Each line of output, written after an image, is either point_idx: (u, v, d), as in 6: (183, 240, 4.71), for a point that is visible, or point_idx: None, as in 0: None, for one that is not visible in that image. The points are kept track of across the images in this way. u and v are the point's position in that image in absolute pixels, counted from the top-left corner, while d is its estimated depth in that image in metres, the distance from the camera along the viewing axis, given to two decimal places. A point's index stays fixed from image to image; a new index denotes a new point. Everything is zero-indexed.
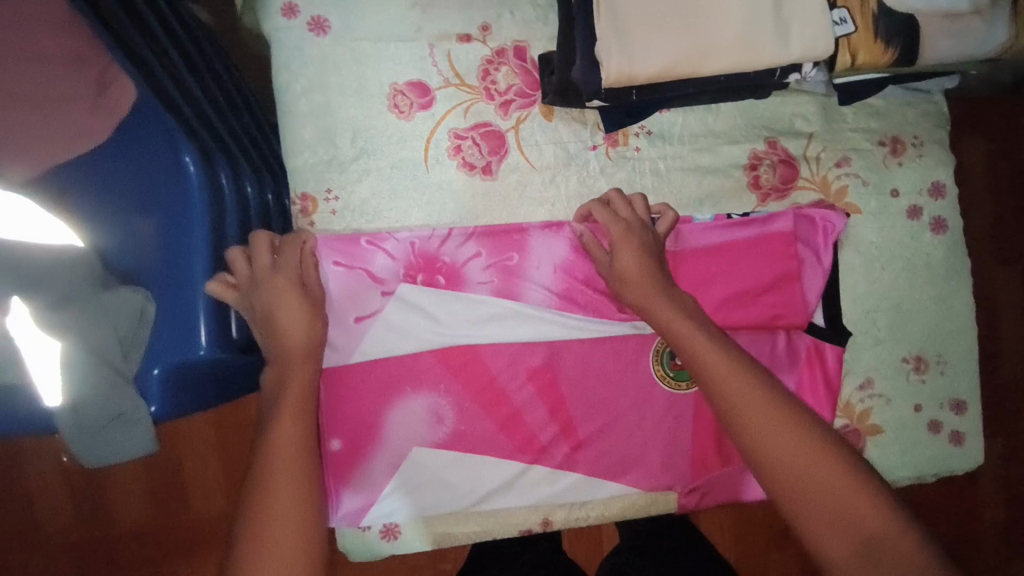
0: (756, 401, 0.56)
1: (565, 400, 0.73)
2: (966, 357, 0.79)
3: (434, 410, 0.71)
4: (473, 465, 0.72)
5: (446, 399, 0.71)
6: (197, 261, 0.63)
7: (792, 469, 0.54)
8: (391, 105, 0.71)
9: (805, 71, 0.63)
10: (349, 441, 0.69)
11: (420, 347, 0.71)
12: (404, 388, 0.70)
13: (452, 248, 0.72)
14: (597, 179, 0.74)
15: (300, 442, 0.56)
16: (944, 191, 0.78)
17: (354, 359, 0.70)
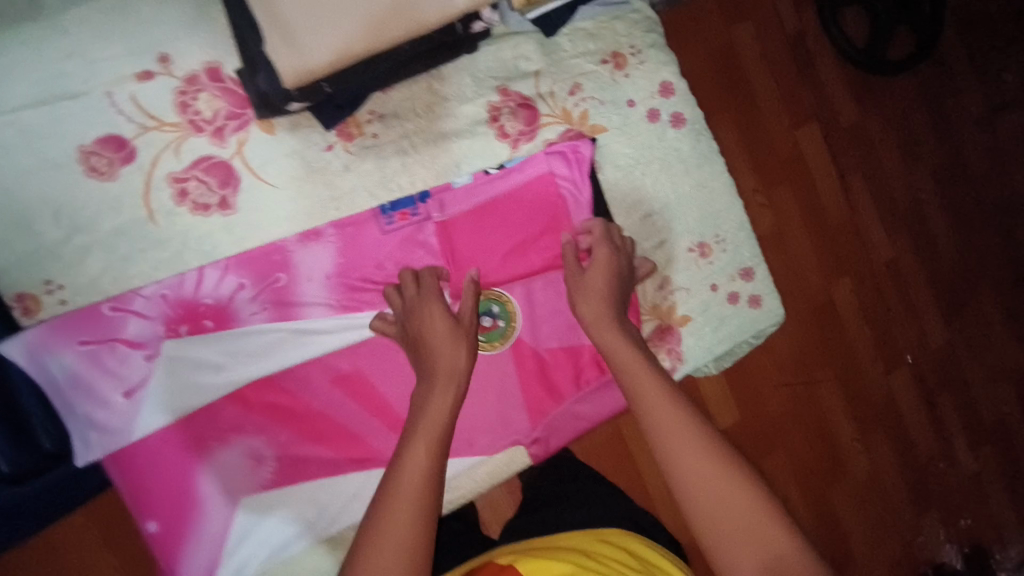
0: (681, 432, 0.62)
1: (379, 397, 0.74)
2: (742, 229, 0.87)
3: (250, 452, 0.70)
4: (307, 490, 0.72)
5: (261, 439, 0.70)
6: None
7: (711, 494, 0.58)
8: (88, 169, 0.64)
9: (486, 17, 0.63)
10: (172, 517, 0.68)
11: (210, 398, 0.68)
12: (210, 442, 0.69)
13: (210, 288, 0.68)
14: (345, 177, 0.71)
15: (423, 474, 0.57)
16: (672, 89, 0.82)
17: (137, 436, 0.67)
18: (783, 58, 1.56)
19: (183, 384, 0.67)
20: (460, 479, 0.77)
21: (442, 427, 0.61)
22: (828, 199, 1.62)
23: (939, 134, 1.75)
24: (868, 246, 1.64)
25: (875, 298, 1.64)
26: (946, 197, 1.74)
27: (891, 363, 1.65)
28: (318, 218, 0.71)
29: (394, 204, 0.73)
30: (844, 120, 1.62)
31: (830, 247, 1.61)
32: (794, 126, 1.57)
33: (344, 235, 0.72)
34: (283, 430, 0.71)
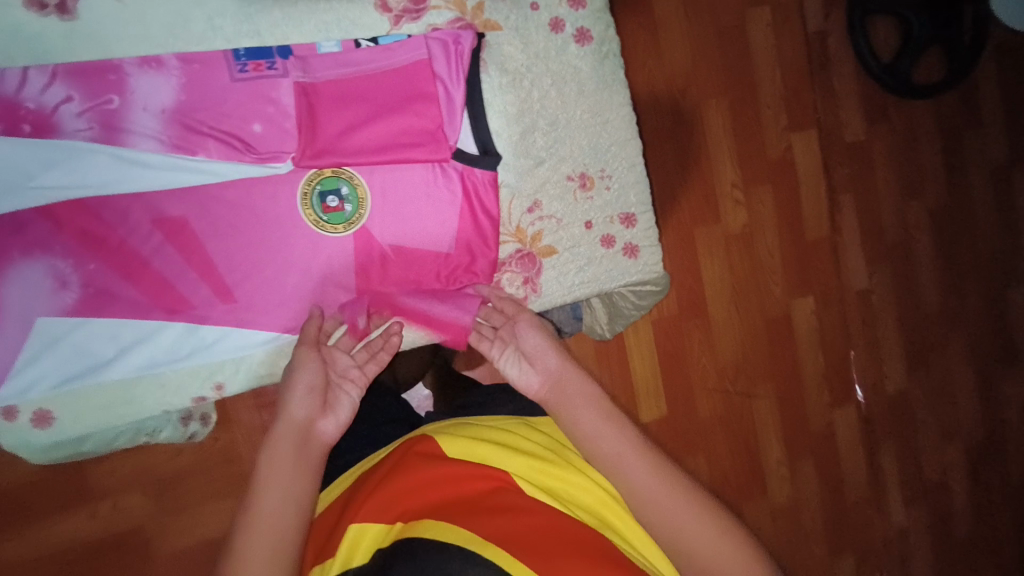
0: (616, 438, 0.57)
1: (198, 248, 0.71)
2: (630, 170, 0.81)
3: (55, 274, 0.68)
4: (108, 324, 0.69)
5: (68, 260, 0.68)
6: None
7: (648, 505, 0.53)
8: None
9: None
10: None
11: (20, 205, 0.67)
12: (12, 251, 0.66)
13: (33, 93, 0.65)
14: (198, 11, 0.67)
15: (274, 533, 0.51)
16: (584, 1, 0.77)
17: None
18: (793, 53, 1.41)
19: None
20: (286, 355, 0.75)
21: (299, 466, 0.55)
22: (811, 207, 1.45)
23: (951, 172, 1.55)
24: (841, 270, 1.49)
25: (833, 328, 1.50)
26: (948, 242, 1.57)
27: (839, 399, 1.51)
28: (162, 46, 0.67)
29: (251, 52, 0.69)
30: (848, 134, 1.48)
31: (799, 262, 1.46)
32: (792, 129, 1.42)
33: (189, 72, 0.68)
34: (92, 258, 0.68)
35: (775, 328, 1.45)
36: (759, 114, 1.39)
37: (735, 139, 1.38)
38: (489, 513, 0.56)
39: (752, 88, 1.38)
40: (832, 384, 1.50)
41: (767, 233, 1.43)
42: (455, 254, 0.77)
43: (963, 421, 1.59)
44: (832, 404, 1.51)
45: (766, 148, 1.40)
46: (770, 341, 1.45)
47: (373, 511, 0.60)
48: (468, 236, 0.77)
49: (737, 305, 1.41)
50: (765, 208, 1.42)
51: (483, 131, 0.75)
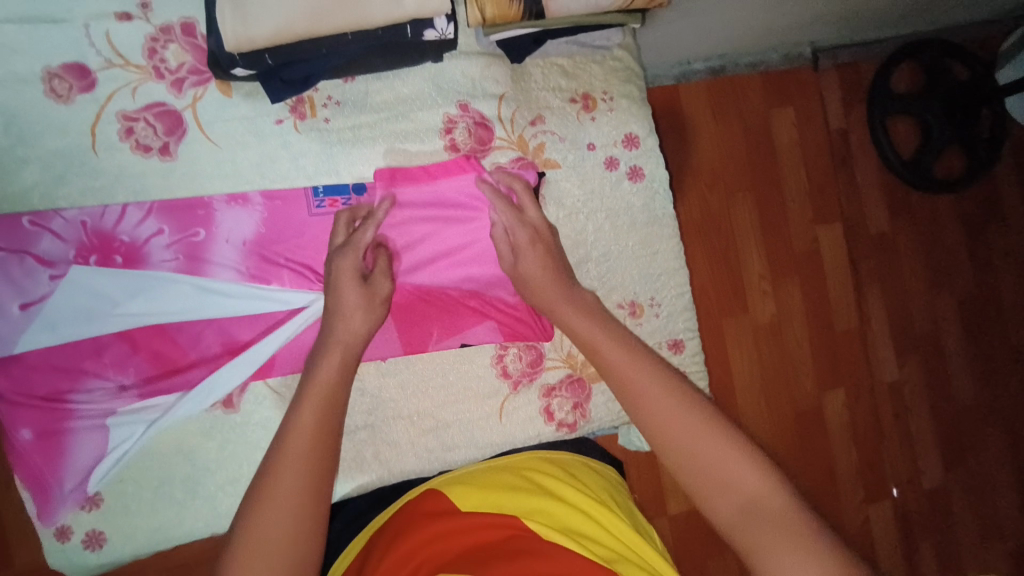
0: (624, 357, 0.60)
1: (266, 370, 0.73)
2: (679, 298, 0.83)
3: (126, 394, 0.70)
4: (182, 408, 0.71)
5: (142, 382, 0.70)
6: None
7: (675, 431, 0.54)
8: (48, 90, 0.68)
9: (440, 28, 0.64)
10: (37, 432, 0.68)
11: (99, 332, 0.69)
12: (90, 373, 0.69)
13: (129, 227, 0.70)
14: (285, 152, 0.74)
15: (296, 488, 0.51)
16: (637, 141, 0.82)
17: (16, 351, 0.67)
18: (817, 152, 1.44)
19: (75, 311, 0.68)
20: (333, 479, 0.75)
21: (326, 414, 0.56)
22: (838, 299, 1.45)
23: (977, 268, 1.55)
24: (871, 363, 1.47)
25: (864, 423, 1.46)
26: (978, 337, 1.55)
27: (874, 496, 1.46)
28: (248, 184, 0.73)
29: (328, 188, 0.74)
30: (873, 227, 1.49)
31: (830, 356, 1.44)
32: (818, 222, 1.44)
33: (271, 207, 0.73)
34: (162, 382, 0.71)
35: (812, 422, 1.42)
36: (784, 207, 1.41)
37: (761, 232, 1.39)
38: (507, 559, 0.54)
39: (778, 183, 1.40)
40: (864, 481, 1.45)
41: (799, 331, 1.42)
42: (508, 375, 0.80)
43: (1003, 524, 1.53)
44: (868, 501, 1.45)
45: (793, 240, 1.41)
46: (806, 434, 1.42)
47: (392, 566, 0.57)
48: (519, 359, 0.80)
49: (769, 400, 1.39)
50: (795, 302, 1.42)
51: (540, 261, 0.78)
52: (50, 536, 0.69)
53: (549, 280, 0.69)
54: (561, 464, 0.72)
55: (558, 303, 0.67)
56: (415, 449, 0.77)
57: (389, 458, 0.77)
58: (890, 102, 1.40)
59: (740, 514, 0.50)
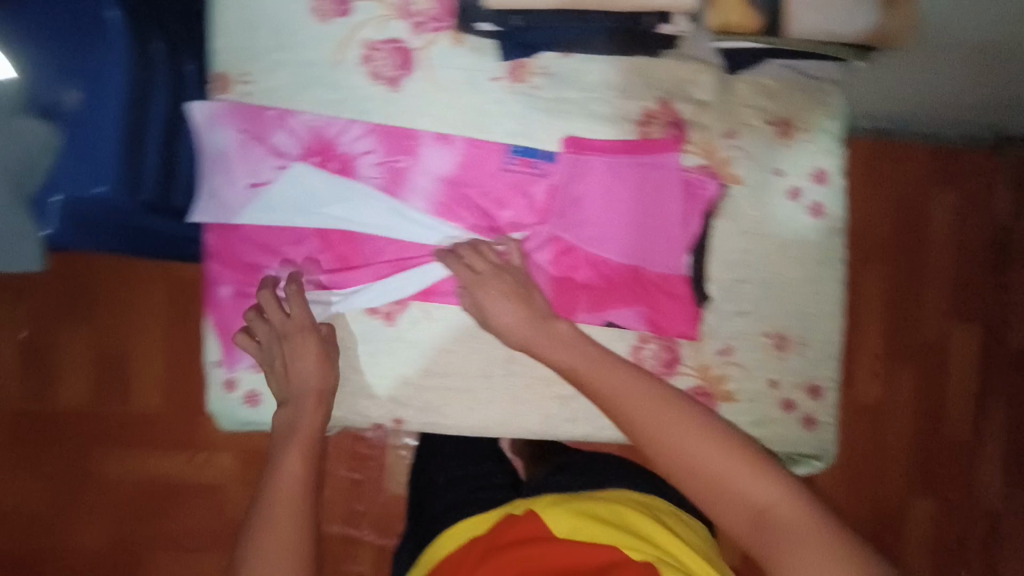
0: (632, 393, 0.65)
1: (429, 295, 0.80)
2: (826, 342, 0.83)
3: (310, 280, 0.80)
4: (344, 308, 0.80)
5: (324, 275, 0.80)
6: (110, 118, 0.71)
7: (675, 456, 0.60)
8: (313, 8, 0.76)
9: (677, 24, 0.67)
10: (234, 291, 0.79)
11: (302, 223, 0.78)
12: (286, 255, 0.79)
13: (348, 140, 0.78)
14: (496, 108, 0.79)
15: (292, 492, 0.70)
16: (826, 178, 0.81)
17: (236, 220, 0.78)
18: (970, 246, 1.31)
19: (289, 200, 0.78)
20: (459, 411, 0.82)
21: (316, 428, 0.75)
22: (955, 401, 1.32)
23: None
24: (974, 483, 1.34)
25: (952, 544, 1.33)
26: None
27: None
28: (455, 127, 0.79)
29: (522, 150, 0.79)
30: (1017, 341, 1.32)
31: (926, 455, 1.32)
32: (954, 318, 1.32)
33: (469, 153, 0.79)
34: (340, 280, 0.80)
35: (890, 528, 1.31)
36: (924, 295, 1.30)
37: (890, 316, 1.30)
38: None
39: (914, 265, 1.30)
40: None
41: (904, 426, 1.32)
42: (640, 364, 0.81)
43: None
44: None
45: (921, 331, 1.31)
46: (881, 537, 1.31)
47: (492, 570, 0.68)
48: (655, 356, 0.81)
49: (852, 487, 1.30)
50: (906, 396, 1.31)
51: (701, 269, 0.80)
52: (219, 386, 0.80)
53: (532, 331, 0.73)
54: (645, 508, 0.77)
55: (541, 343, 0.72)
56: (538, 410, 0.82)
57: (512, 410, 0.82)
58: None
59: (751, 524, 0.56)
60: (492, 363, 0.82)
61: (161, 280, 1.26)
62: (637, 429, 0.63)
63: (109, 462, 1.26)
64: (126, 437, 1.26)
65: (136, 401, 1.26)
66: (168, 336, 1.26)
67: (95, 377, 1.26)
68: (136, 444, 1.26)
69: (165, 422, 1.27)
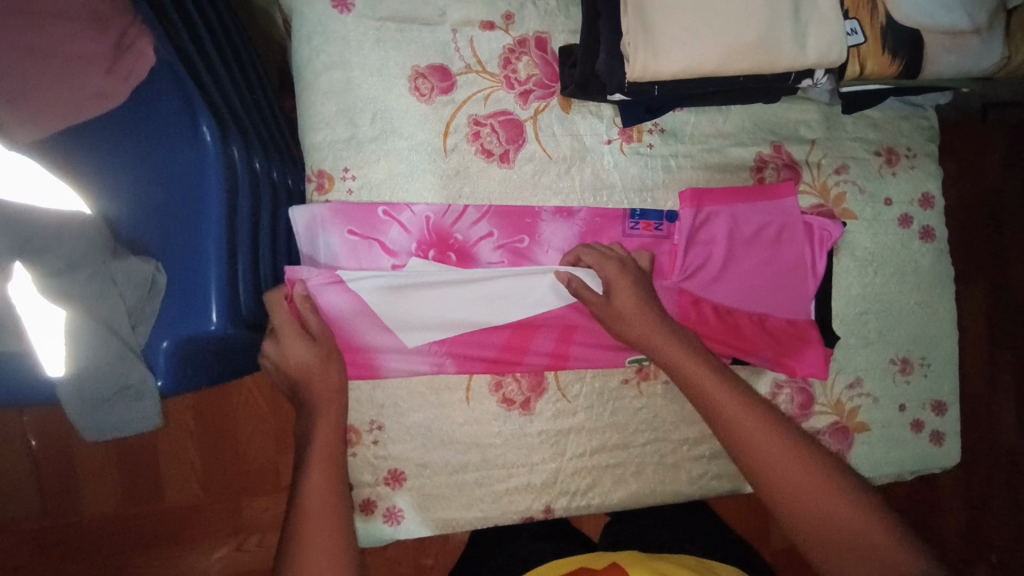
0: (729, 399, 0.61)
1: (566, 361, 0.75)
2: (949, 362, 0.83)
3: (435, 362, 0.72)
4: (460, 300, 0.71)
5: (447, 357, 0.72)
6: (210, 248, 0.62)
7: (812, 508, 0.54)
8: (413, 88, 0.71)
9: (816, 77, 0.66)
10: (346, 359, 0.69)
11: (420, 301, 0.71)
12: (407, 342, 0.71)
13: (464, 226, 0.72)
14: (614, 172, 0.76)
15: (333, 504, 0.55)
16: (932, 202, 0.82)
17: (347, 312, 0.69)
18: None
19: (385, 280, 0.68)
20: (604, 489, 0.77)
21: (339, 439, 0.60)
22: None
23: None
24: None
25: None
26: None
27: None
28: (572, 199, 0.75)
29: (643, 212, 0.76)
30: None
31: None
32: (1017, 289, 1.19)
33: (591, 223, 0.74)
34: (466, 355, 0.73)
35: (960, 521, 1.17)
36: (1000, 269, 1.17)
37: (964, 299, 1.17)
38: None
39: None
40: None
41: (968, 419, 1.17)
42: None
43: None
44: None
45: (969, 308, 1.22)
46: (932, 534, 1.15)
47: None
48: (791, 400, 0.80)
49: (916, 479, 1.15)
50: (970, 373, 1.17)
51: (828, 309, 0.79)
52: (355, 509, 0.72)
53: (641, 316, 0.67)
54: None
55: (663, 345, 0.66)
56: (685, 476, 0.79)
57: (658, 479, 0.79)
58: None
59: None
60: (631, 432, 0.78)
61: (212, 395, 1.00)
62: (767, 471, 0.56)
63: (153, 573, 0.98)
64: (168, 542, 0.98)
65: (173, 496, 0.99)
66: (203, 424, 0.99)
67: (122, 482, 0.98)
68: (186, 544, 0.99)
69: (214, 516, 0.99)
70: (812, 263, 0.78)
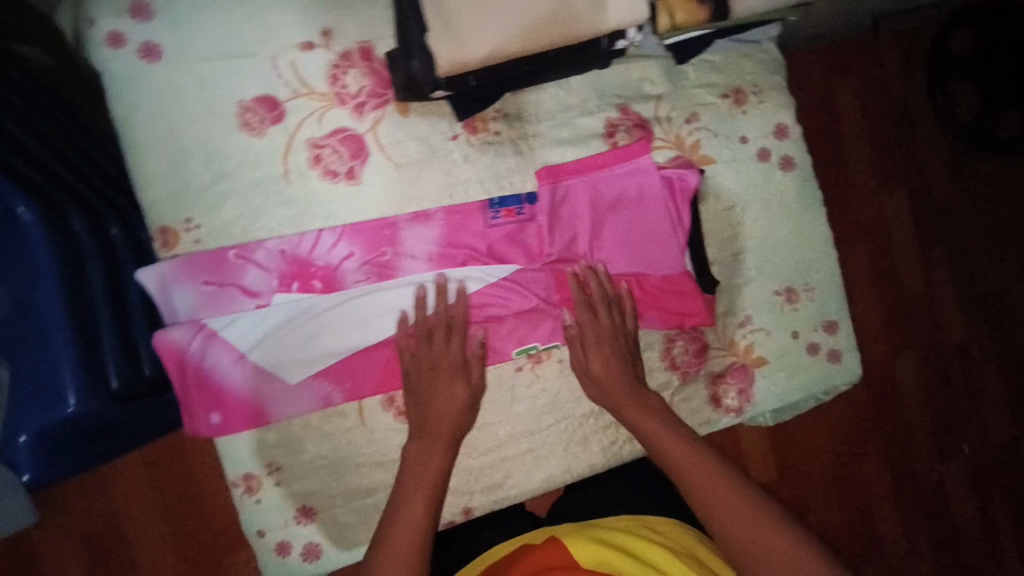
0: (678, 446, 0.73)
1: None
2: (832, 283, 0.86)
3: (321, 394, 0.75)
4: (337, 334, 0.75)
5: (332, 387, 0.75)
6: (53, 336, 0.64)
7: (743, 531, 0.67)
8: (242, 123, 0.70)
9: (630, 37, 0.64)
10: (223, 414, 0.73)
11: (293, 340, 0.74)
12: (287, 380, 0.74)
13: (323, 251, 0.73)
14: (465, 167, 0.76)
15: (415, 532, 0.67)
16: (787, 132, 0.83)
17: (212, 367, 0.72)
18: (882, 126, 1.35)
19: (249, 326, 0.73)
20: (525, 469, 0.79)
21: (444, 469, 0.71)
22: (907, 274, 1.36)
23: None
24: (940, 328, 1.38)
25: (943, 384, 1.39)
26: None
27: (939, 515, 1.38)
28: (428, 202, 0.75)
29: (503, 200, 0.76)
30: (937, 194, 1.37)
31: (899, 321, 1.36)
32: (882, 192, 1.36)
33: (450, 221, 0.75)
34: (349, 379, 0.76)
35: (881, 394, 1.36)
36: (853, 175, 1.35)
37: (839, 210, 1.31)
38: None
39: (840, 161, 1.34)
40: (923, 505, 1.37)
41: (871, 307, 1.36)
42: (676, 366, 0.83)
43: None
44: (940, 456, 1.38)
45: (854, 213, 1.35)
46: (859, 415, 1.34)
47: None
48: (686, 351, 0.83)
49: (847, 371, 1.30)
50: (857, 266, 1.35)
51: (703, 258, 0.81)
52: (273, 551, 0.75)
53: (605, 351, 0.76)
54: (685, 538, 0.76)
55: (625, 402, 0.75)
56: (596, 447, 0.81)
57: (574, 457, 0.80)
58: (950, 61, 1.31)
59: None
60: (537, 415, 0.79)
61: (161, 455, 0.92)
62: (737, 531, 0.67)
63: None
64: None
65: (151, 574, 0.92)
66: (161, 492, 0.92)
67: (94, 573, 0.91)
68: None
69: None
70: (677, 214, 0.79)
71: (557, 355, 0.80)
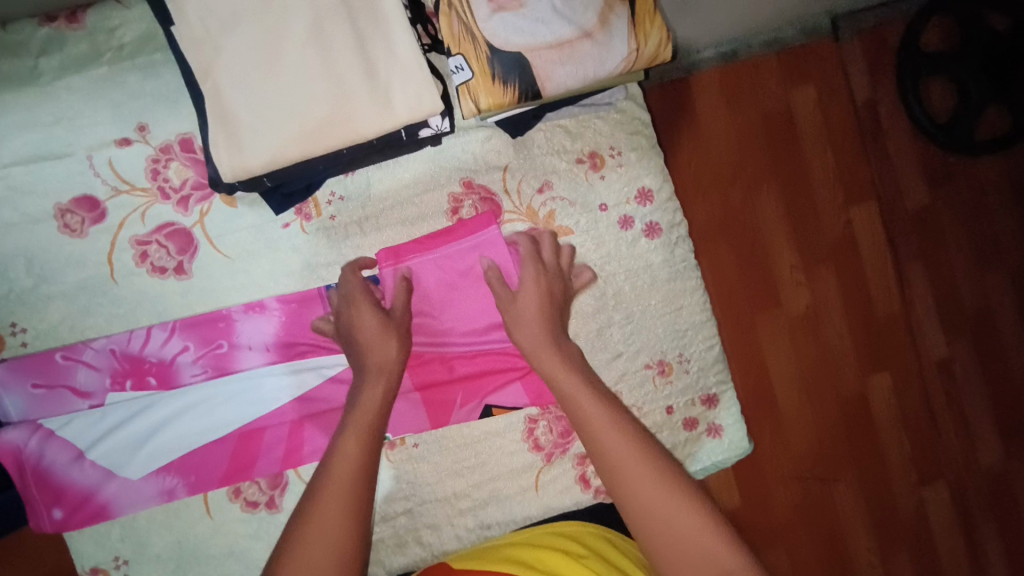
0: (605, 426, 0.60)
1: (300, 452, 0.74)
2: (708, 352, 0.82)
3: (164, 488, 0.72)
4: (185, 428, 0.71)
5: (176, 481, 0.73)
6: None
7: (667, 532, 0.55)
8: (62, 226, 0.69)
9: (434, 124, 0.61)
10: (66, 511, 0.71)
11: (131, 437, 0.71)
12: (131, 476, 0.71)
13: (155, 348, 0.71)
14: (296, 255, 0.74)
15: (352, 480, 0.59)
16: (651, 196, 0.79)
17: (53, 466, 0.70)
18: (843, 128, 1.12)
19: (86, 426, 0.70)
20: (384, 556, 0.77)
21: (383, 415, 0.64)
22: (879, 290, 1.13)
23: None
24: (916, 342, 1.15)
25: (921, 410, 1.15)
26: None
27: (925, 565, 1.14)
28: (263, 292, 0.74)
29: None
30: (909, 206, 1.16)
31: (871, 342, 1.13)
32: (848, 203, 1.12)
33: (288, 310, 0.73)
34: (193, 473, 0.73)
35: (863, 422, 1.12)
36: (812, 185, 1.11)
37: (790, 222, 1.10)
38: None
39: (797, 165, 1.10)
40: (910, 538, 1.13)
41: (837, 334, 1.11)
42: (540, 447, 0.79)
43: None
44: (922, 485, 1.14)
45: (819, 226, 1.11)
46: (825, 449, 1.10)
47: None
48: (549, 431, 0.80)
49: (809, 396, 1.10)
50: (823, 289, 1.11)
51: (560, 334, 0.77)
52: None
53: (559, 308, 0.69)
54: (578, 538, 0.70)
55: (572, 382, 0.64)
56: (456, 531, 0.78)
57: (431, 541, 0.78)
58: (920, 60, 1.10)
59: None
60: (391, 504, 0.77)
61: None
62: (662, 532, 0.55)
63: None
64: None
65: None
66: None
67: None
68: None
69: None
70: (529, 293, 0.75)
71: (410, 440, 0.78)
